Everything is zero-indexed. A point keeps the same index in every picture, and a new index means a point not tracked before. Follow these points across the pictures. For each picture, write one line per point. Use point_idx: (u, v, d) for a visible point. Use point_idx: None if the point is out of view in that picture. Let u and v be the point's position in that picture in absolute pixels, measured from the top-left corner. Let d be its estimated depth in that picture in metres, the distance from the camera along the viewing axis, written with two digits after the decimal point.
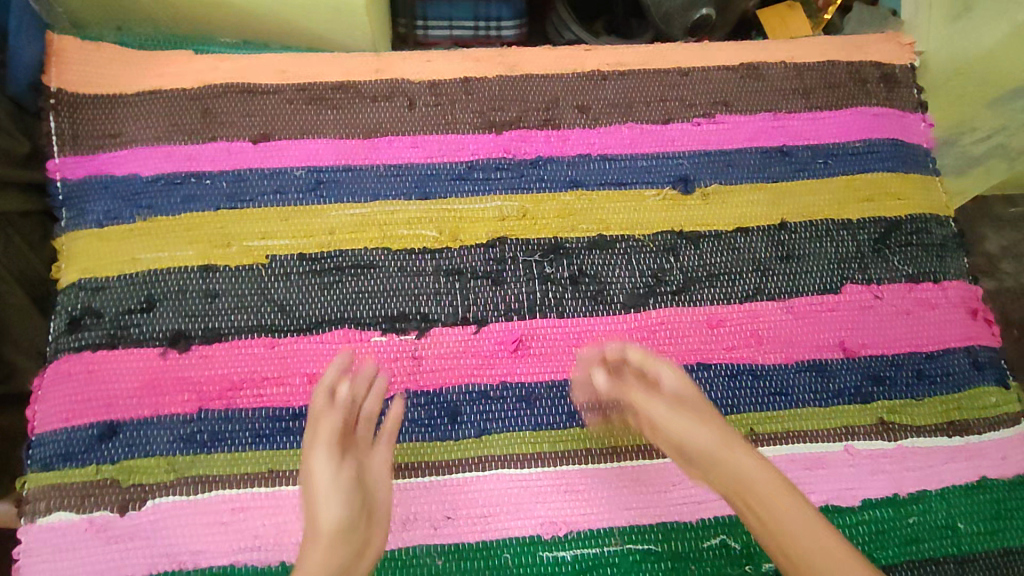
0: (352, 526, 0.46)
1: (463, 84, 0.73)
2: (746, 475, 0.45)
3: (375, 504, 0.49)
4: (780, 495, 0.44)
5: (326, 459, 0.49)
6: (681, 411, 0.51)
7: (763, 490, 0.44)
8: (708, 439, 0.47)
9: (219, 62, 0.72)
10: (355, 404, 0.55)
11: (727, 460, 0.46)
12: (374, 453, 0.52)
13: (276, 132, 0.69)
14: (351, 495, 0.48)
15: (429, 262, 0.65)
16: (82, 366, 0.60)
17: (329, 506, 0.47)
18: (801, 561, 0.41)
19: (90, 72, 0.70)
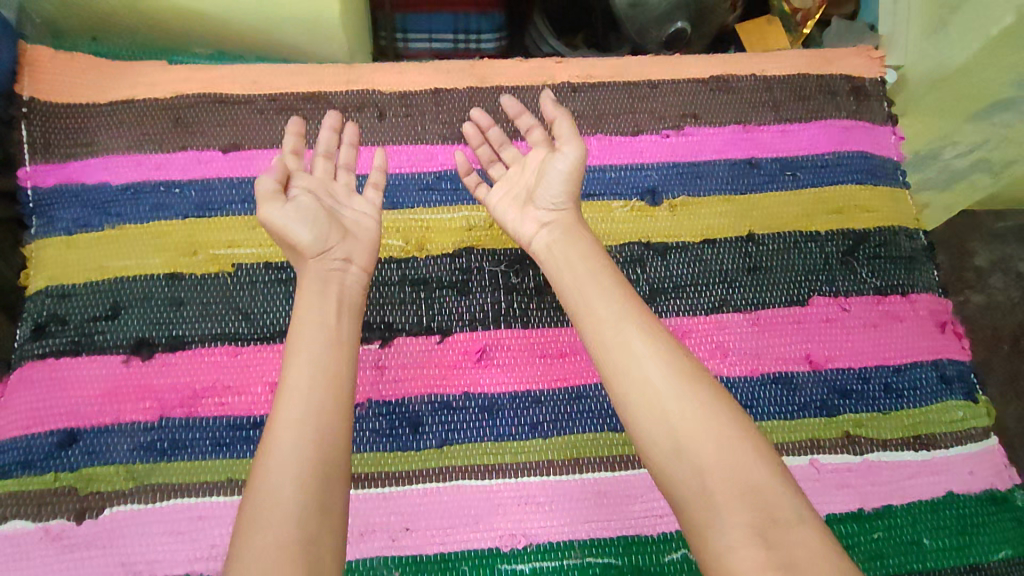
0: (328, 275, 0.55)
1: (433, 96, 0.74)
2: (703, 412, 0.45)
3: (357, 231, 0.60)
4: (731, 434, 0.45)
5: (305, 181, 0.59)
6: (566, 183, 0.59)
7: (715, 425, 0.45)
8: (562, 228, 0.58)
9: (192, 73, 0.73)
10: (339, 169, 0.64)
11: (683, 397, 0.46)
12: (325, 308, 0.53)
13: (246, 142, 0.70)
14: (324, 220, 0.57)
15: (394, 271, 0.65)
16: (45, 373, 0.60)
17: (310, 221, 0.56)
18: (741, 500, 0.42)
19: (63, 82, 0.71)
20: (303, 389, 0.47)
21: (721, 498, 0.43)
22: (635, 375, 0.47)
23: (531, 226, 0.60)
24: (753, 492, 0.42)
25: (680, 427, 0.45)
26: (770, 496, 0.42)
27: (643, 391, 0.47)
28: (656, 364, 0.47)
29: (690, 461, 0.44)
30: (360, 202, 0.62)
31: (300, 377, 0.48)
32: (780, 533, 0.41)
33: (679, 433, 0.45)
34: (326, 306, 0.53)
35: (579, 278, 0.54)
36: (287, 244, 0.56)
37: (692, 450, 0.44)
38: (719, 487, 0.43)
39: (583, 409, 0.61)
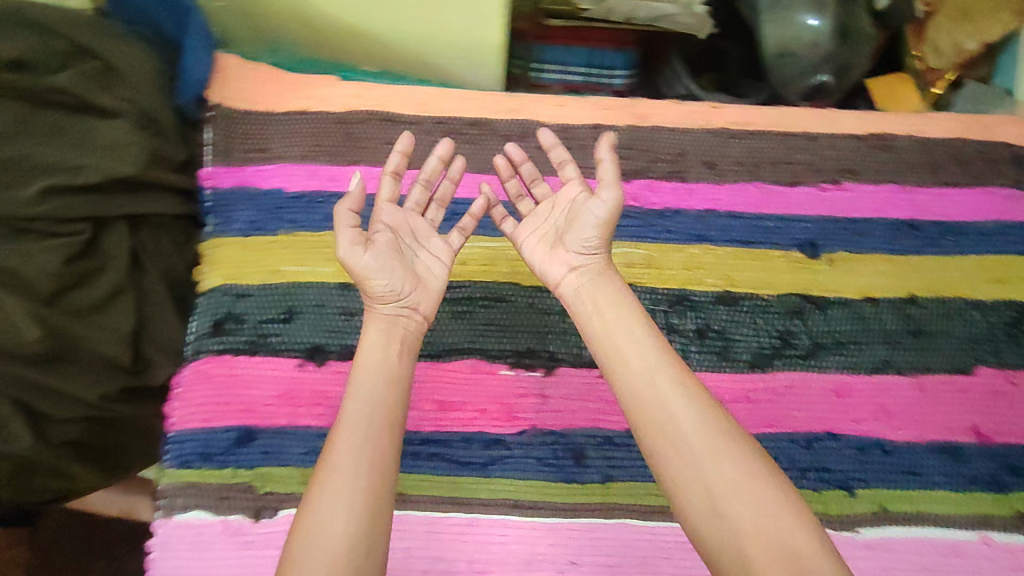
0: (392, 322, 0.56)
1: (593, 131, 0.76)
2: (749, 472, 0.46)
3: (430, 279, 0.59)
4: (777, 494, 0.45)
5: (390, 217, 0.58)
6: (582, 223, 0.57)
7: (758, 484, 0.46)
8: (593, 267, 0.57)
9: (363, 91, 0.76)
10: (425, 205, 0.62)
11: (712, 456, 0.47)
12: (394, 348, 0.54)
13: (414, 161, 0.73)
14: (397, 266, 0.56)
15: (556, 301, 0.66)
16: (224, 369, 0.62)
17: (377, 266, 0.55)
18: (776, 554, 0.43)
19: (246, 90, 0.74)
20: (360, 416, 0.50)
21: (761, 551, 0.43)
22: (671, 428, 0.48)
23: (561, 268, 0.58)
24: (790, 546, 0.43)
25: (715, 485, 0.46)
26: (811, 551, 0.43)
27: (676, 440, 0.48)
28: (699, 416, 0.48)
29: (723, 515, 0.45)
30: (436, 244, 0.60)
31: (352, 404, 0.50)
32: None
33: (716, 488, 0.46)
34: (386, 351, 0.53)
35: (617, 332, 0.53)
36: (347, 271, 0.55)
37: (726, 506, 0.45)
38: (751, 541, 0.44)
39: None
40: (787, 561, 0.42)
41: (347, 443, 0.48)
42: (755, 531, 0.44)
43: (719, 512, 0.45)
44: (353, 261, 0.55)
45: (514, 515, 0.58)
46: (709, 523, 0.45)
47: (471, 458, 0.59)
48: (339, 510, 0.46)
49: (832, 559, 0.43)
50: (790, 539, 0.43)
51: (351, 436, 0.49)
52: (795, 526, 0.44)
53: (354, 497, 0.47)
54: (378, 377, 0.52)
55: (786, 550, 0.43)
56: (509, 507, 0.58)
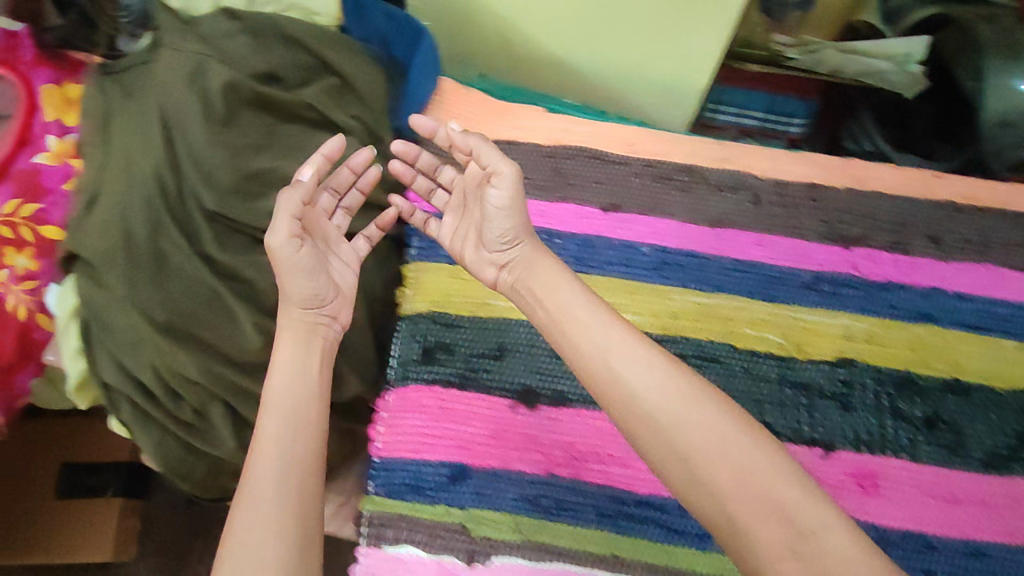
0: (311, 330, 0.57)
1: (811, 189, 0.72)
2: (687, 398, 0.45)
3: (340, 283, 0.60)
4: (696, 412, 0.44)
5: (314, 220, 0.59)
6: (512, 209, 0.55)
7: (697, 409, 0.44)
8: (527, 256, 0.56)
9: (572, 126, 0.74)
10: (334, 200, 0.62)
11: (671, 404, 0.44)
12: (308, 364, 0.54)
13: (624, 203, 0.70)
14: (321, 271, 0.57)
15: (771, 368, 0.64)
16: (436, 403, 0.63)
17: (312, 277, 0.56)
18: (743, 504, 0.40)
19: (460, 114, 0.74)
20: (283, 419, 0.50)
21: (737, 503, 0.41)
22: (570, 333, 0.50)
23: (492, 269, 0.59)
24: (767, 495, 0.40)
25: (694, 438, 0.43)
26: (805, 503, 0.40)
27: (647, 406, 0.45)
28: (606, 338, 0.49)
29: (710, 471, 0.42)
30: (346, 249, 0.62)
31: (269, 407, 0.51)
32: (831, 541, 0.38)
33: (652, 406, 0.45)
34: (307, 360, 0.55)
35: (568, 304, 0.52)
36: (272, 259, 0.55)
37: (704, 467, 0.42)
38: (742, 501, 0.41)
39: (979, 567, 0.58)
40: (773, 515, 0.40)
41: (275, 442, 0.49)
42: (709, 459, 0.42)
43: (672, 448, 0.43)
44: (284, 253, 0.55)
45: None
46: (667, 468, 0.43)
47: (688, 527, 0.58)
48: (264, 512, 0.46)
49: (817, 497, 0.41)
50: (756, 480, 0.41)
51: (279, 438, 0.49)
52: (776, 469, 0.41)
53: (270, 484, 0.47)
54: (295, 380, 0.53)
55: (738, 473, 0.41)
56: None
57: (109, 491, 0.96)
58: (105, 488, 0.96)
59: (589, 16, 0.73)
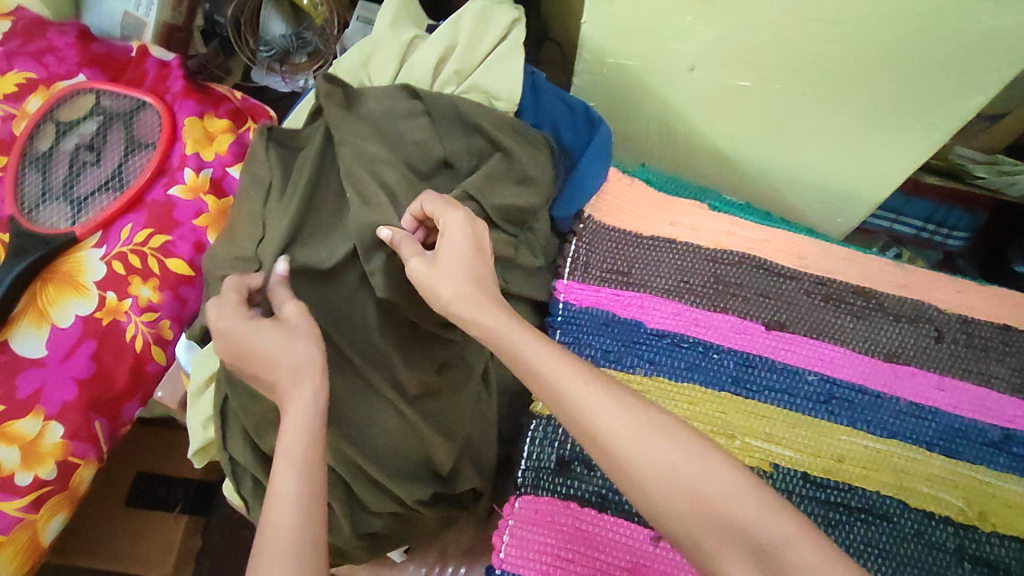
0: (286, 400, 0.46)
1: (1002, 332, 0.66)
2: (644, 422, 0.41)
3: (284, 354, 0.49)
4: (678, 450, 0.40)
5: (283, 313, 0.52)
6: (451, 246, 0.50)
7: (655, 434, 0.41)
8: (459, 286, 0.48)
9: (737, 228, 0.71)
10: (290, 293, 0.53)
11: (649, 440, 0.41)
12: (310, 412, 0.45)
13: (790, 323, 0.65)
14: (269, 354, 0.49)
15: (950, 537, 0.57)
16: (569, 521, 0.58)
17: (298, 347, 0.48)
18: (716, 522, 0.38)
19: (620, 206, 0.70)
20: (296, 467, 0.42)
21: (702, 527, 0.38)
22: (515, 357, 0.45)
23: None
24: (731, 519, 0.38)
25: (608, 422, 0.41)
26: (762, 518, 0.38)
27: (630, 449, 0.40)
28: (607, 403, 0.42)
29: (673, 509, 0.39)
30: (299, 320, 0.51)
31: (285, 457, 0.42)
32: (794, 556, 0.37)
33: (611, 425, 0.41)
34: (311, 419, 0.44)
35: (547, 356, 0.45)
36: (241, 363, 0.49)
37: (668, 498, 0.39)
38: (705, 526, 0.38)
39: None
40: (733, 535, 0.38)
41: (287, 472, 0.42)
42: (670, 481, 0.39)
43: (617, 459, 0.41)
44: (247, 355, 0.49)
45: None
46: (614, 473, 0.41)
47: None
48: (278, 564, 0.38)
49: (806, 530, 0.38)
50: (728, 508, 0.38)
51: (292, 494, 0.41)
52: (730, 487, 0.39)
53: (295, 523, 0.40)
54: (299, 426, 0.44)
55: (703, 505, 0.39)
56: None
57: (178, 509, 1.00)
58: (174, 502, 1.01)
59: (768, 117, 0.70)
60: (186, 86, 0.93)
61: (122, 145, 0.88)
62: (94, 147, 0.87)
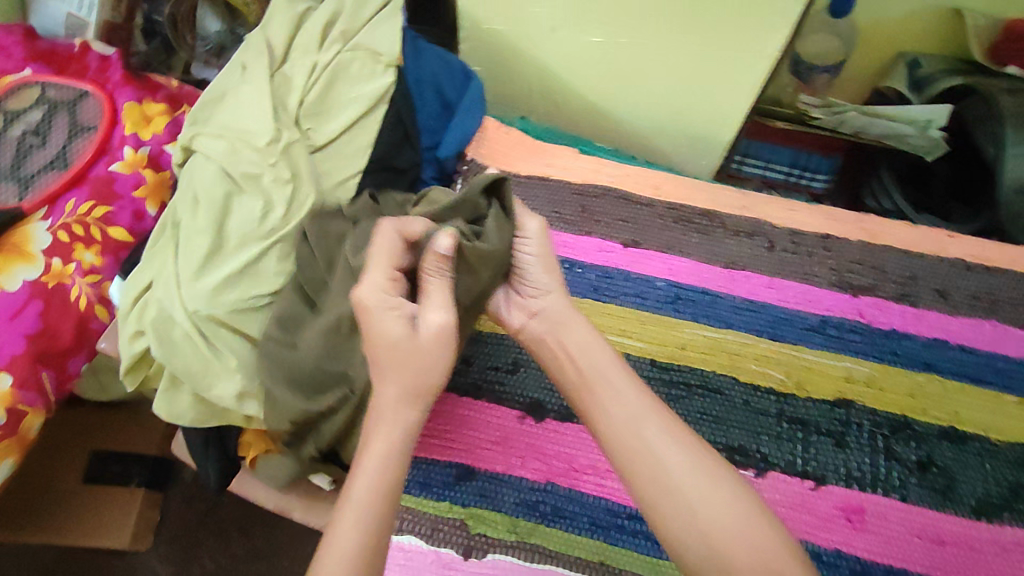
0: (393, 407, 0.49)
1: (823, 240, 0.76)
2: (704, 460, 0.47)
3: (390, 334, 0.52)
4: (727, 490, 0.45)
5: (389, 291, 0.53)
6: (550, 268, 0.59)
7: (704, 470, 0.46)
8: (558, 302, 0.58)
9: (602, 167, 0.81)
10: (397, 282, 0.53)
11: (697, 477, 0.46)
12: (400, 422, 0.49)
13: (643, 241, 0.76)
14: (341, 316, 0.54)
15: (772, 403, 0.67)
16: (449, 408, 0.67)
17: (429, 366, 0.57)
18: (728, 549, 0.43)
19: (501, 149, 0.80)
20: (379, 467, 0.46)
21: (738, 558, 0.42)
22: (598, 400, 0.51)
23: (520, 314, 0.60)
24: (766, 555, 0.42)
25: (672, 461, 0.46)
26: (798, 564, 0.42)
27: (660, 472, 0.46)
28: (681, 450, 0.47)
29: (715, 538, 0.43)
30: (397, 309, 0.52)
31: (372, 453, 0.47)
32: None
33: (677, 461, 0.46)
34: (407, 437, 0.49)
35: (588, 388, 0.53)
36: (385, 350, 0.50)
37: (711, 528, 0.44)
38: (743, 560, 0.42)
39: None
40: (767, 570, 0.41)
41: (364, 479, 0.45)
42: (700, 513, 0.44)
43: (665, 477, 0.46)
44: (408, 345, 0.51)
45: None
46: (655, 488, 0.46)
47: None
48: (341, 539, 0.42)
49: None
50: (768, 549, 0.42)
51: (373, 487, 0.45)
52: (771, 533, 0.43)
53: (358, 523, 0.43)
54: (388, 437, 0.48)
55: (736, 535, 0.43)
56: None
57: (134, 483, 1.03)
58: (130, 479, 1.03)
59: (623, 68, 0.81)
60: (127, 75, 1.02)
61: (66, 129, 0.97)
62: (40, 131, 0.96)
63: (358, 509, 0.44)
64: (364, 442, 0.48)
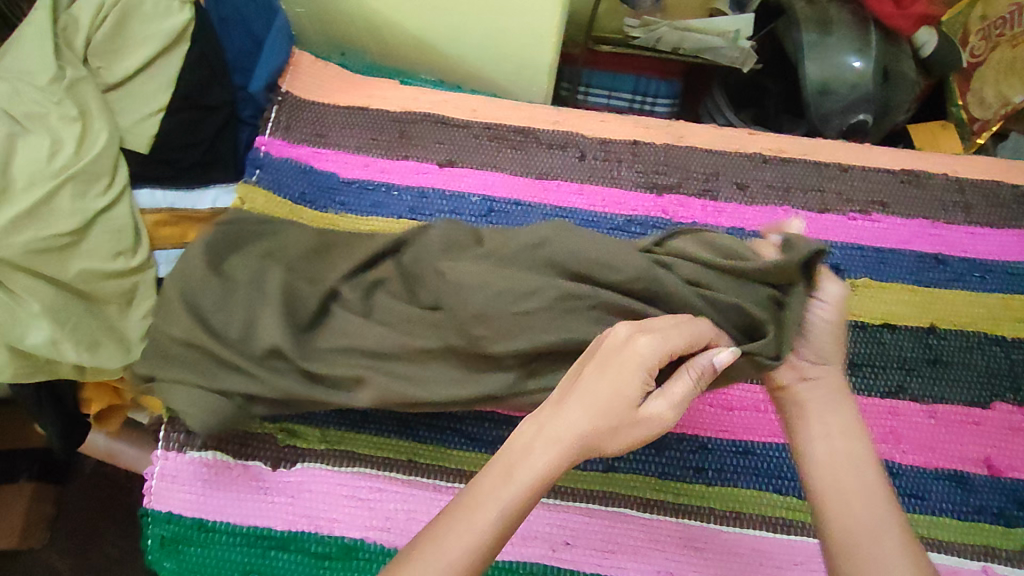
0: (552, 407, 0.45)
1: (632, 146, 0.79)
2: (858, 461, 0.49)
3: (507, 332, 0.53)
4: (874, 486, 0.48)
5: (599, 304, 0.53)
6: (835, 340, 0.54)
7: (868, 476, 0.48)
8: (829, 387, 0.53)
9: (421, 95, 0.82)
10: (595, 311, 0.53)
11: (874, 489, 0.48)
12: (589, 416, 0.44)
13: (459, 160, 0.77)
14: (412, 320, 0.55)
15: None
16: None
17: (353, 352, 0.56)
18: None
19: (315, 86, 0.82)
20: (532, 467, 0.42)
21: (858, 540, 0.45)
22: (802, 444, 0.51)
23: (789, 373, 0.54)
24: (876, 532, 0.45)
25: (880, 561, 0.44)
26: (889, 531, 0.45)
27: (859, 493, 0.47)
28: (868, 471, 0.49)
29: (845, 526, 0.46)
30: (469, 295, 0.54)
31: (521, 455, 0.43)
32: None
33: (839, 475, 0.48)
34: (558, 427, 0.44)
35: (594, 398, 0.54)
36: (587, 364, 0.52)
37: (851, 521, 0.46)
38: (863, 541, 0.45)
39: (748, 464, 0.62)
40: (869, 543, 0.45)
41: (531, 465, 0.42)
42: (856, 515, 0.46)
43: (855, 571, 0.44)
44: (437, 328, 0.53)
45: None
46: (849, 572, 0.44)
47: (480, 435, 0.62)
48: (464, 540, 0.40)
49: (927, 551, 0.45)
50: (877, 528, 0.45)
51: (499, 484, 0.42)
52: (883, 512, 0.46)
53: (498, 509, 0.41)
54: (553, 414, 0.45)
55: (857, 523, 0.46)
56: None
57: (22, 478, 0.90)
58: (15, 475, 0.89)
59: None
60: None
61: None
62: None
63: (498, 497, 0.42)
64: (515, 440, 0.44)
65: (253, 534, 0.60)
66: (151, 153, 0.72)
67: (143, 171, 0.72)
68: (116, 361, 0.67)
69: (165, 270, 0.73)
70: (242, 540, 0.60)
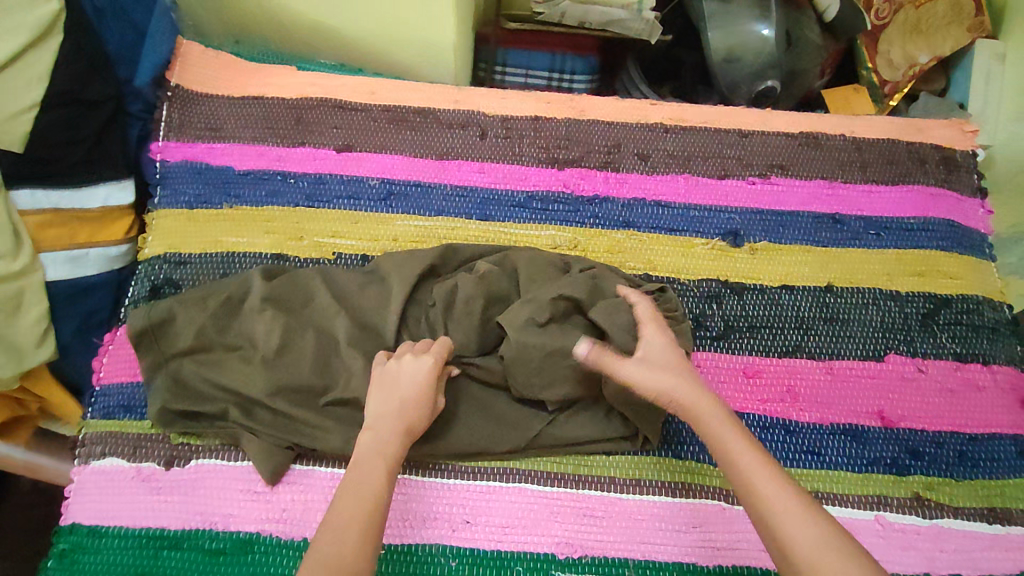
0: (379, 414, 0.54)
1: (533, 122, 0.78)
2: (752, 476, 0.49)
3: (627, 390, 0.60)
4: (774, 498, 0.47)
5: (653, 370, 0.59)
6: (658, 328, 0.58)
7: (763, 488, 0.48)
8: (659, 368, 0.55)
9: (317, 80, 0.80)
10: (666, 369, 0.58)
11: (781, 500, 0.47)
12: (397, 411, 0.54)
13: (357, 144, 0.76)
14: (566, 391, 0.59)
15: None
16: None
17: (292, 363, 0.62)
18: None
19: (206, 76, 0.79)
20: (369, 462, 0.51)
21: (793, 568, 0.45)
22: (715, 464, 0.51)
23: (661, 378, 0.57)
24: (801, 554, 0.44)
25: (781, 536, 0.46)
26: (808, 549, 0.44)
27: (765, 511, 0.47)
28: (765, 481, 0.48)
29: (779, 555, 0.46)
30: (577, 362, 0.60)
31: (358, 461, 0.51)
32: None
33: (754, 497, 0.48)
34: (385, 428, 0.53)
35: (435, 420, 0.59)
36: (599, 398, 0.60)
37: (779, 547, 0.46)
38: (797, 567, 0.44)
39: None
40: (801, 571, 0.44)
41: (365, 460, 0.51)
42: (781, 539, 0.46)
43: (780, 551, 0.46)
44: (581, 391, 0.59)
45: (414, 475, 0.60)
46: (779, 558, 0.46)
47: None
48: (336, 542, 0.45)
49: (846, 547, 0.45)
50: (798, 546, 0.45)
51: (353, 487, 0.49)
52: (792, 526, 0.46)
53: (357, 508, 0.47)
54: (378, 420, 0.53)
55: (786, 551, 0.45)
56: (410, 468, 0.60)
57: None
58: None
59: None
60: None
61: None
62: None
63: (351, 495, 0.48)
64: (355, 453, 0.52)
65: (144, 535, 0.58)
66: (28, 152, 0.68)
67: (19, 172, 0.68)
68: (7, 369, 0.66)
69: (54, 273, 0.71)
70: (133, 543, 0.58)
